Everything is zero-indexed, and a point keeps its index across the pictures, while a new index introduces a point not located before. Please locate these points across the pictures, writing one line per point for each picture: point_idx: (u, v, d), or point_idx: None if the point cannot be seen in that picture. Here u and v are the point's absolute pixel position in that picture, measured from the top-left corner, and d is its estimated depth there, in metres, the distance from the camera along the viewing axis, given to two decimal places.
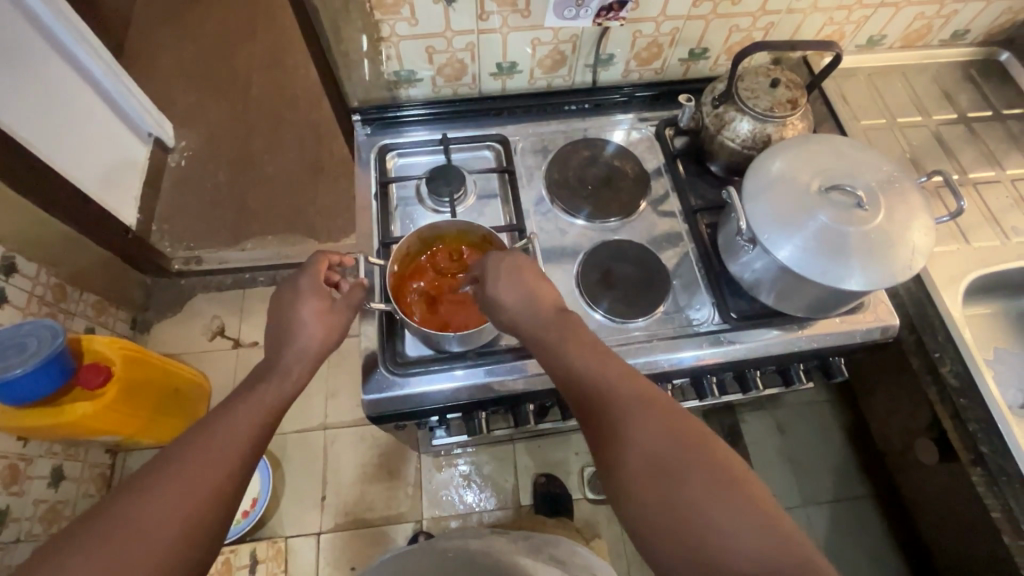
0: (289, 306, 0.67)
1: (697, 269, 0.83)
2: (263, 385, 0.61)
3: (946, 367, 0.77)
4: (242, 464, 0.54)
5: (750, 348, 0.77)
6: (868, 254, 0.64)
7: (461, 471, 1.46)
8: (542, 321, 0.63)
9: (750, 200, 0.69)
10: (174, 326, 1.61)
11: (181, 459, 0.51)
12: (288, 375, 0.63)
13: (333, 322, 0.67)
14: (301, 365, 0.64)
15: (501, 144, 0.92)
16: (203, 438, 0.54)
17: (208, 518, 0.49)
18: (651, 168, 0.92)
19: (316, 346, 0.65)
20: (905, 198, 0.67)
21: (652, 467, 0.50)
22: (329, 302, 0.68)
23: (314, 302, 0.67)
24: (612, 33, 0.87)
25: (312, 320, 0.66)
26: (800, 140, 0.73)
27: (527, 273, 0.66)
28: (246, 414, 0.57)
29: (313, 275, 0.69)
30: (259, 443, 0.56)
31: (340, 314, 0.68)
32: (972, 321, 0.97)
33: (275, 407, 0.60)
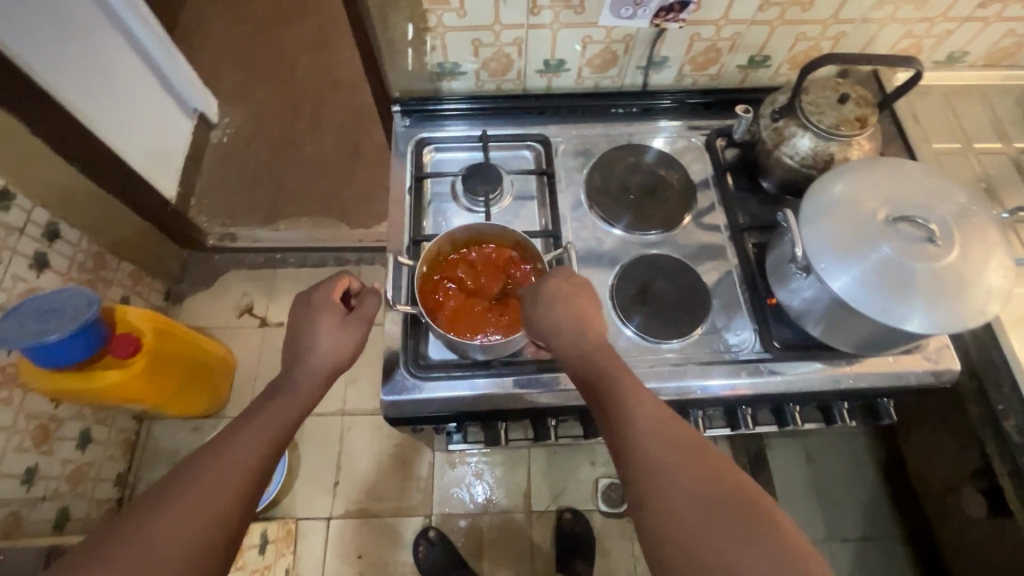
0: (306, 317, 0.66)
1: (739, 292, 0.78)
2: (277, 400, 0.61)
3: (1010, 422, 0.69)
4: (254, 479, 0.53)
5: (790, 380, 0.72)
6: (936, 294, 0.59)
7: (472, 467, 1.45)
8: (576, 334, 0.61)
9: (808, 224, 0.64)
10: (205, 301, 1.64)
11: (194, 475, 0.51)
12: (299, 391, 0.62)
13: (344, 335, 0.66)
14: (314, 380, 0.64)
15: (542, 145, 0.88)
16: (217, 455, 0.53)
17: (220, 537, 0.49)
18: (698, 179, 0.88)
19: (328, 364, 0.64)
20: (982, 235, 0.61)
21: (686, 527, 0.46)
22: (342, 317, 0.67)
23: (328, 317, 0.66)
24: (668, 36, 0.83)
25: (326, 334, 0.65)
26: (870, 163, 0.68)
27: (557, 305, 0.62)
28: (259, 431, 0.57)
29: (328, 289, 0.69)
30: (272, 460, 0.56)
31: (354, 330, 0.67)
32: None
33: (290, 423, 0.59)
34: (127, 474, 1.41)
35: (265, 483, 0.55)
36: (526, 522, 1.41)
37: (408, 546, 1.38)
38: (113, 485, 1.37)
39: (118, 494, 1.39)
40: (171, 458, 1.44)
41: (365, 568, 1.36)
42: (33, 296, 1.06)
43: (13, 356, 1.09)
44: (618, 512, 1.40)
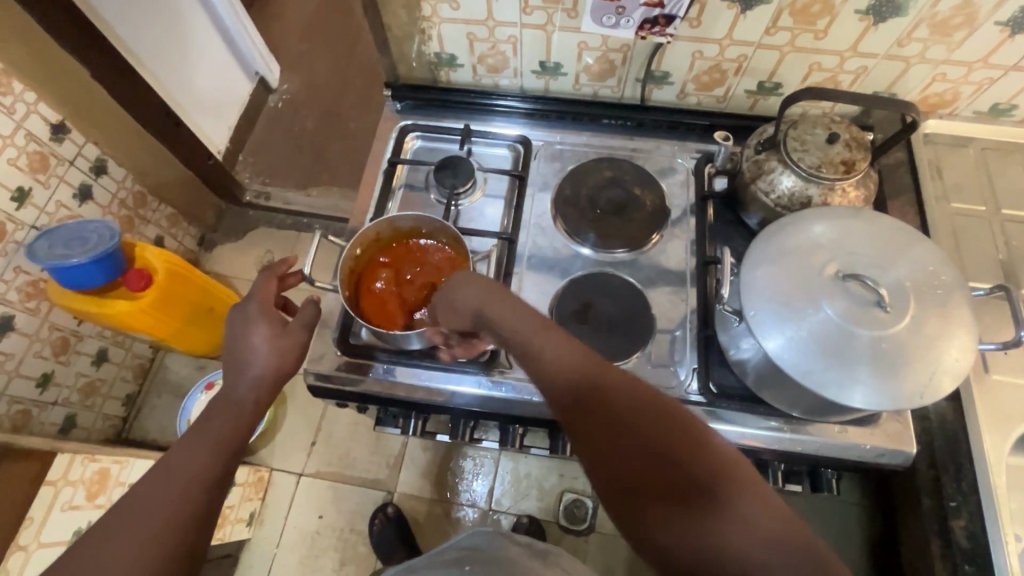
0: (241, 333, 0.68)
1: (689, 327, 0.74)
2: (218, 417, 0.62)
3: (958, 523, 0.63)
4: (204, 496, 0.56)
5: (722, 429, 0.68)
6: (877, 368, 0.53)
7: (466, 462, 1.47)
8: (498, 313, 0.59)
9: (751, 269, 0.60)
10: (233, 251, 1.76)
11: (138, 506, 0.53)
12: (244, 402, 0.64)
13: (285, 347, 0.67)
14: (258, 390, 0.65)
15: (522, 146, 0.87)
16: (161, 481, 0.55)
17: (178, 555, 0.52)
18: (677, 204, 0.83)
19: (271, 371, 0.66)
20: (944, 307, 0.55)
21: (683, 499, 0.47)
22: (280, 328, 0.69)
23: (264, 329, 0.68)
24: (668, 50, 0.79)
25: (268, 347, 0.67)
26: (845, 212, 0.61)
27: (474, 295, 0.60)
28: (203, 450, 0.58)
29: (262, 303, 0.70)
30: (220, 478, 0.58)
31: (295, 343, 0.68)
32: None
33: (235, 441, 0.61)
34: (136, 396, 1.55)
35: (217, 498, 0.57)
36: (485, 519, 1.41)
37: (368, 517, 1.42)
38: (121, 403, 1.51)
39: (125, 412, 1.53)
40: (176, 388, 1.57)
41: (323, 528, 1.42)
42: (65, 223, 1.18)
43: (45, 273, 1.22)
44: (577, 529, 1.38)
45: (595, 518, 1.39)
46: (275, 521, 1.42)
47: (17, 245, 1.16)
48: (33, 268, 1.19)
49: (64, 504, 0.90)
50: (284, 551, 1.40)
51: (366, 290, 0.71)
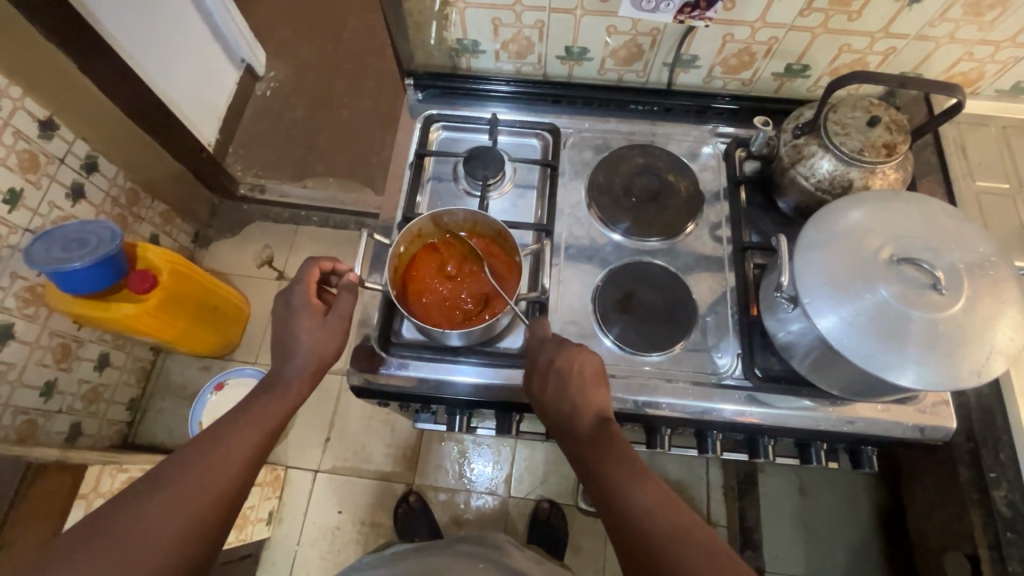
0: (285, 323, 0.66)
1: (731, 312, 0.75)
2: (263, 398, 0.63)
3: (999, 493, 0.65)
4: (244, 470, 0.57)
5: (771, 413, 0.69)
6: (931, 350, 0.54)
7: (483, 450, 1.48)
8: (561, 384, 0.62)
9: (804, 252, 0.60)
10: (230, 247, 1.71)
11: (181, 471, 0.54)
12: (287, 387, 0.64)
13: (329, 335, 0.66)
14: (302, 379, 0.65)
15: (550, 134, 0.86)
16: (208, 447, 0.57)
17: (212, 521, 0.53)
18: (708, 190, 0.83)
19: (314, 360, 0.65)
20: (996, 289, 0.56)
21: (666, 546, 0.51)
22: (321, 318, 0.67)
23: (305, 320, 0.66)
24: (699, 33, 0.78)
25: (313, 336, 0.66)
26: (889, 196, 0.62)
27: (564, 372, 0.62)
28: (249, 425, 0.60)
29: (306, 291, 0.68)
30: (257, 459, 0.60)
31: (338, 328, 0.67)
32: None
33: (276, 423, 0.62)
34: (139, 399, 1.51)
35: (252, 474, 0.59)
36: (503, 505, 1.43)
37: (389, 510, 1.43)
38: (125, 408, 1.47)
39: (129, 417, 1.49)
40: (181, 390, 1.53)
41: (343, 523, 1.41)
42: (61, 225, 1.12)
43: (42, 278, 1.16)
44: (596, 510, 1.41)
45: None
46: (294, 519, 1.41)
47: (12, 249, 1.11)
48: (29, 273, 1.14)
49: None
50: (305, 548, 1.39)
51: (411, 286, 0.69)
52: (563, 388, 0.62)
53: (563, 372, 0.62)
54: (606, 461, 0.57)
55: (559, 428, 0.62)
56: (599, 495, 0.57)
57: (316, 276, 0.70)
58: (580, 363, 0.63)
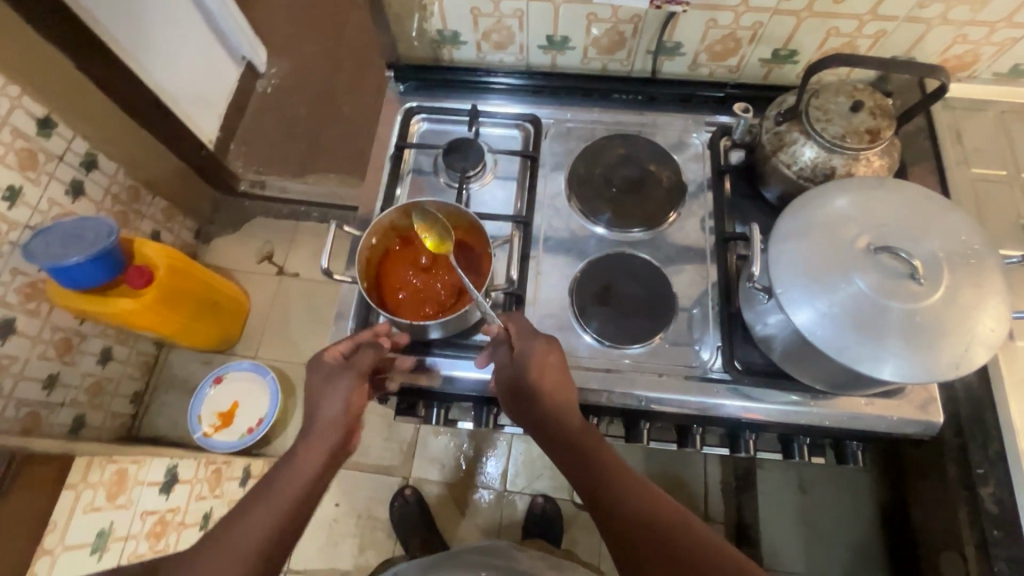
0: (312, 393, 0.62)
1: (711, 304, 0.73)
2: (281, 474, 0.58)
3: (987, 490, 0.63)
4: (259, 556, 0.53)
5: (750, 406, 0.67)
6: (910, 342, 0.53)
7: (477, 445, 1.48)
8: (550, 380, 0.62)
9: (779, 244, 0.59)
10: (231, 243, 1.73)
11: (200, 562, 0.52)
12: (306, 460, 0.59)
13: (340, 393, 0.62)
14: (320, 451, 0.60)
15: (531, 125, 0.85)
16: (224, 535, 0.54)
17: None
18: (691, 180, 0.82)
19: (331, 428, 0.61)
20: (977, 277, 0.54)
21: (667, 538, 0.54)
22: (341, 380, 0.62)
23: (328, 387, 0.62)
24: (681, 19, 0.76)
25: (328, 398, 0.62)
26: (870, 182, 0.60)
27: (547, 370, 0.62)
28: (264, 508, 0.56)
29: (332, 355, 0.63)
30: (276, 542, 0.54)
31: (348, 382, 0.62)
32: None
33: (292, 501, 0.57)
34: (142, 392, 1.53)
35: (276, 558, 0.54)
36: (499, 499, 1.43)
37: (386, 503, 1.43)
38: (129, 402, 1.50)
39: (133, 410, 1.52)
40: (183, 384, 1.56)
41: (340, 515, 1.43)
42: (60, 221, 1.15)
43: (42, 273, 1.19)
44: None
45: None
46: None
47: (12, 245, 1.13)
48: (30, 269, 1.16)
49: (86, 506, 0.89)
50: (303, 539, 1.41)
51: (385, 280, 0.70)
52: (550, 387, 0.62)
53: (547, 370, 0.62)
54: (595, 458, 0.59)
55: (537, 426, 0.62)
56: (589, 490, 0.58)
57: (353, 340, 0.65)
58: (556, 363, 0.63)
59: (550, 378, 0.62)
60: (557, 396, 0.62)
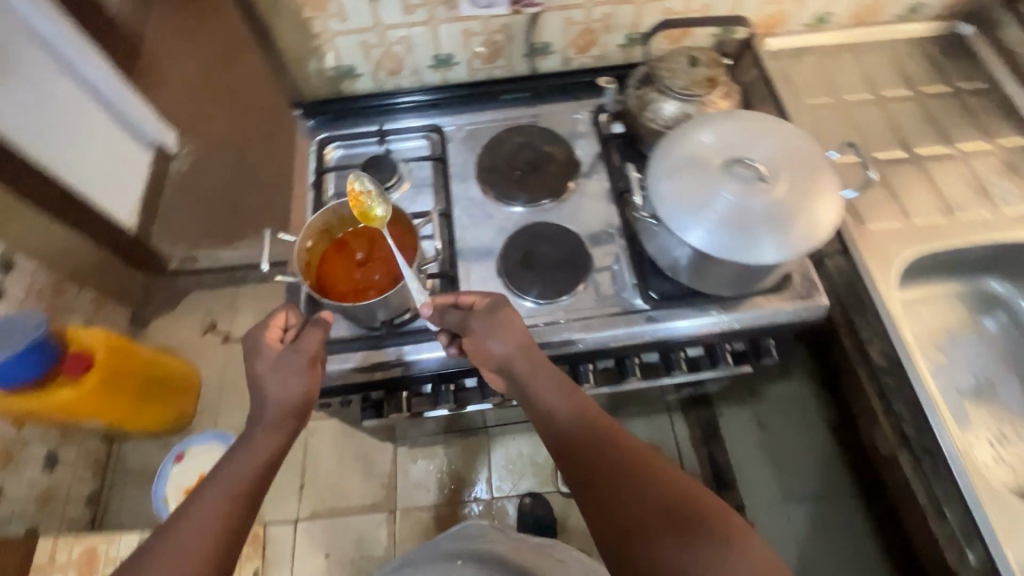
0: (252, 371, 0.65)
1: (622, 250, 0.83)
2: (249, 442, 0.60)
3: (874, 346, 0.77)
4: (232, 520, 0.54)
5: (671, 327, 0.76)
6: (776, 228, 0.64)
7: (455, 462, 1.49)
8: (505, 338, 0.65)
9: (657, 182, 0.69)
10: (169, 322, 1.70)
11: (176, 531, 0.52)
12: (272, 428, 0.61)
13: (293, 376, 0.64)
14: (285, 421, 0.62)
15: (436, 133, 0.94)
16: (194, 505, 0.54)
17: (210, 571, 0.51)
18: (583, 152, 0.92)
19: (287, 403, 0.63)
20: (807, 167, 0.67)
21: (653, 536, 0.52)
22: (283, 355, 0.65)
23: (268, 364, 0.64)
24: (543, 22, 0.89)
25: (278, 379, 0.63)
26: (722, 115, 0.73)
27: (501, 324, 0.66)
28: (236, 471, 0.57)
29: (262, 336, 0.66)
30: (247, 512, 0.55)
31: (303, 363, 0.64)
32: (917, 306, 0.90)
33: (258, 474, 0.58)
34: (98, 492, 1.46)
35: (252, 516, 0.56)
36: (488, 509, 1.43)
37: (377, 542, 1.41)
38: (84, 505, 1.41)
39: (91, 513, 1.43)
40: (141, 474, 1.49)
41: (332, 566, 1.39)
42: None
43: None
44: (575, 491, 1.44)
45: None
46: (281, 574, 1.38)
47: None
48: None
49: None
50: None
51: (325, 276, 0.74)
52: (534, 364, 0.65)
53: (512, 335, 0.65)
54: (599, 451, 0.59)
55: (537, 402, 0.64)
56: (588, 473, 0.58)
57: (281, 321, 0.68)
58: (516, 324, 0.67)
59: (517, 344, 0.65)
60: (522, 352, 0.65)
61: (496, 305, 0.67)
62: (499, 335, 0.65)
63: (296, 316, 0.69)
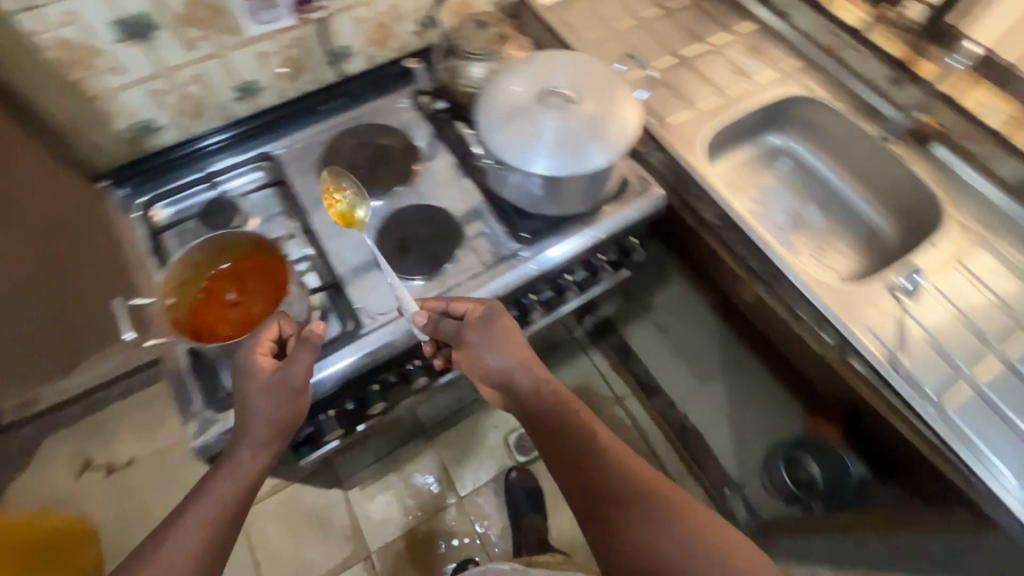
0: (241, 384, 0.63)
1: (484, 207, 0.88)
2: (235, 458, 0.62)
3: (707, 212, 0.90)
4: (219, 530, 0.58)
5: (548, 256, 0.83)
6: (599, 137, 0.74)
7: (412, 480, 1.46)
8: (499, 351, 0.72)
9: (491, 133, 0.75)
10: (28, 479, 1.43)
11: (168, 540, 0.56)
12: (257, 447, 0.62)
13: (279, 399, 0.63)
14: (269, 443, 0.63)
15: (266, 161, 0.91)
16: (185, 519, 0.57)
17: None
18: (416, 134, 0.95)
19: (272, 425, 0.63)
20: (602, 82, 0.78)
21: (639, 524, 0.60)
22: (275, 372, 0.63)
23: (260, 379, 0.63)
24: (333, 27, 0.90)
25: (266, 397, 0.63)
26: (519, 62, 0.81)
27: (495, 336, 0.72)
28: (222, 485, 0.60)
29: (252, 348, 0.65)
30: (233, 523, 0.59)
31: (288, 389, 0.63)
32: (727, 176, 1.07)
33: (246, 487, 0.61)
34: None
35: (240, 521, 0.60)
36: (459, 510, 1.43)
37: None
38: None
39: None
40: None
41: None
42: None
43: None
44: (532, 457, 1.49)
45: None
46: None
47: None
48: None
49: None
50: None
51: (203, 327, 0.71)
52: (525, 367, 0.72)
53: (506, 346, 0.72)
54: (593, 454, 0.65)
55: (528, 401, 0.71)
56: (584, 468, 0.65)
57: (274, 332, 0.67)
58: (512, 334, 0.73)
59: (512, 352, 0.72)
60: (516, 359, 0.72)
61: (484, 314, 0.73)
62: (492, 346, 0.72)
63: (291, 328, 0.68)
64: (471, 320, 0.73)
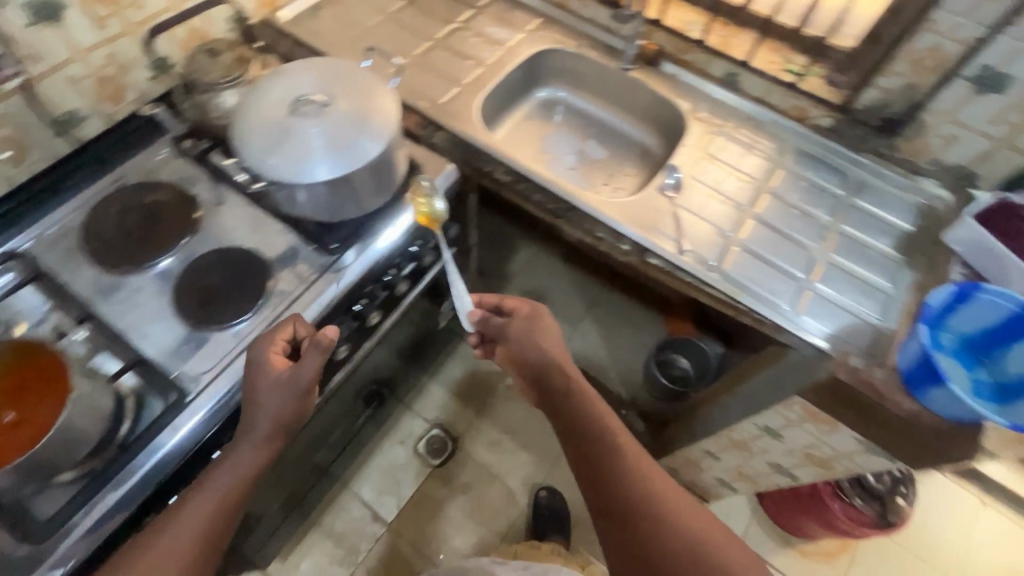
0: (251, 376, 0.68)
1: (285, 232, 0.85)
2: (237, 451, 0.66)
3: (499, 170, 0.95)
4: (222, 515, 0.64)
5: (364, 256, 0.83)
6: (366, 127, 0.75)
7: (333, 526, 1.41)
8: (546, 342, 0.81)
9: (259, 159, 0.73)
10: None
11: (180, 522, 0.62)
12: (259, 444, 0.67)
13: (280, 398, 0.68)
14: (266, 445, 0.67)
15: (15, 261, 0.78)
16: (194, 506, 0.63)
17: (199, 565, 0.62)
18: (188, 181, 0.89)
19: (272, 423, 0.67)
20: (349, 77, 0.80)
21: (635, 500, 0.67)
22: (287, 370, 0.68)
23: (269, 373, 0.68)
24: (46, 94, 0.82)
25: (267, 394, 0.68)
26: (261, 83, 0.79)
27: (536, 329, 0.81)
28: (226, 475, 0.65)
29: (269, 343, 0.70)
30: (233, 512, 0.65)
31: (298, 389, 0.68)
32: (510, 140, 1.18)
33: (248, 481, 0.66)
34: None
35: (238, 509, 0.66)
36: (392, 535, 1.40)
37: None
38: None
39: None
40: None
41: None
42: None
43: None
44: (447, 455, 1.50)
45: (450, 434, 1.53)
46: None
47: None
48: None
49: None
50: None
51: None
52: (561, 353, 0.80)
53: (548, 338, 0.81)
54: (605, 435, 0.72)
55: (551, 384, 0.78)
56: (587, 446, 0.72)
57: (285, 334, 0.72)
58: (551, 330, 0.82)
59: (552, 344, 0.81)
60: (553, 353, 0.80)
61: (537, 315, 0.83)
62: (533, 342, 0.81)
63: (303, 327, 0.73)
64: (524, 324, 0.82)
